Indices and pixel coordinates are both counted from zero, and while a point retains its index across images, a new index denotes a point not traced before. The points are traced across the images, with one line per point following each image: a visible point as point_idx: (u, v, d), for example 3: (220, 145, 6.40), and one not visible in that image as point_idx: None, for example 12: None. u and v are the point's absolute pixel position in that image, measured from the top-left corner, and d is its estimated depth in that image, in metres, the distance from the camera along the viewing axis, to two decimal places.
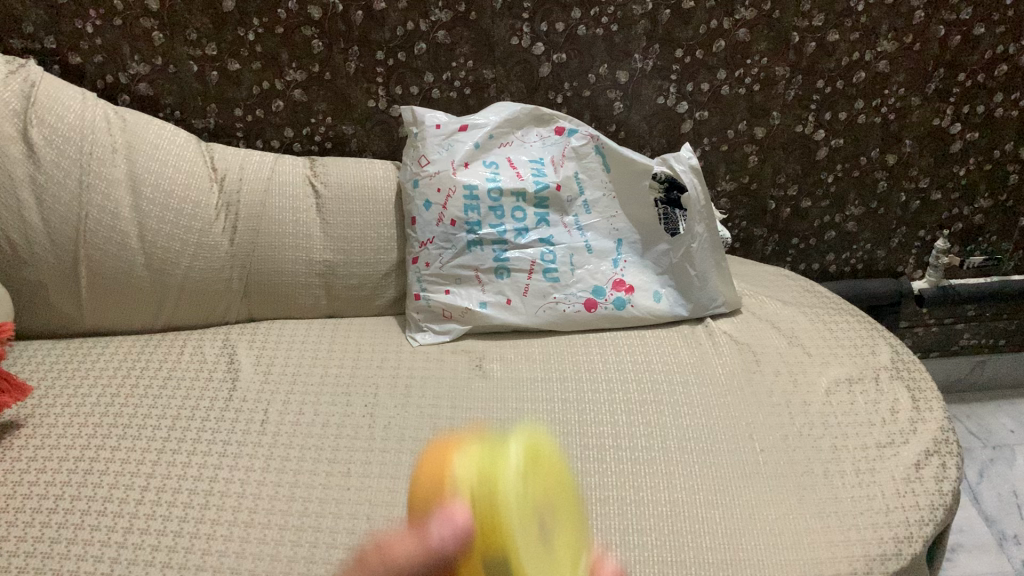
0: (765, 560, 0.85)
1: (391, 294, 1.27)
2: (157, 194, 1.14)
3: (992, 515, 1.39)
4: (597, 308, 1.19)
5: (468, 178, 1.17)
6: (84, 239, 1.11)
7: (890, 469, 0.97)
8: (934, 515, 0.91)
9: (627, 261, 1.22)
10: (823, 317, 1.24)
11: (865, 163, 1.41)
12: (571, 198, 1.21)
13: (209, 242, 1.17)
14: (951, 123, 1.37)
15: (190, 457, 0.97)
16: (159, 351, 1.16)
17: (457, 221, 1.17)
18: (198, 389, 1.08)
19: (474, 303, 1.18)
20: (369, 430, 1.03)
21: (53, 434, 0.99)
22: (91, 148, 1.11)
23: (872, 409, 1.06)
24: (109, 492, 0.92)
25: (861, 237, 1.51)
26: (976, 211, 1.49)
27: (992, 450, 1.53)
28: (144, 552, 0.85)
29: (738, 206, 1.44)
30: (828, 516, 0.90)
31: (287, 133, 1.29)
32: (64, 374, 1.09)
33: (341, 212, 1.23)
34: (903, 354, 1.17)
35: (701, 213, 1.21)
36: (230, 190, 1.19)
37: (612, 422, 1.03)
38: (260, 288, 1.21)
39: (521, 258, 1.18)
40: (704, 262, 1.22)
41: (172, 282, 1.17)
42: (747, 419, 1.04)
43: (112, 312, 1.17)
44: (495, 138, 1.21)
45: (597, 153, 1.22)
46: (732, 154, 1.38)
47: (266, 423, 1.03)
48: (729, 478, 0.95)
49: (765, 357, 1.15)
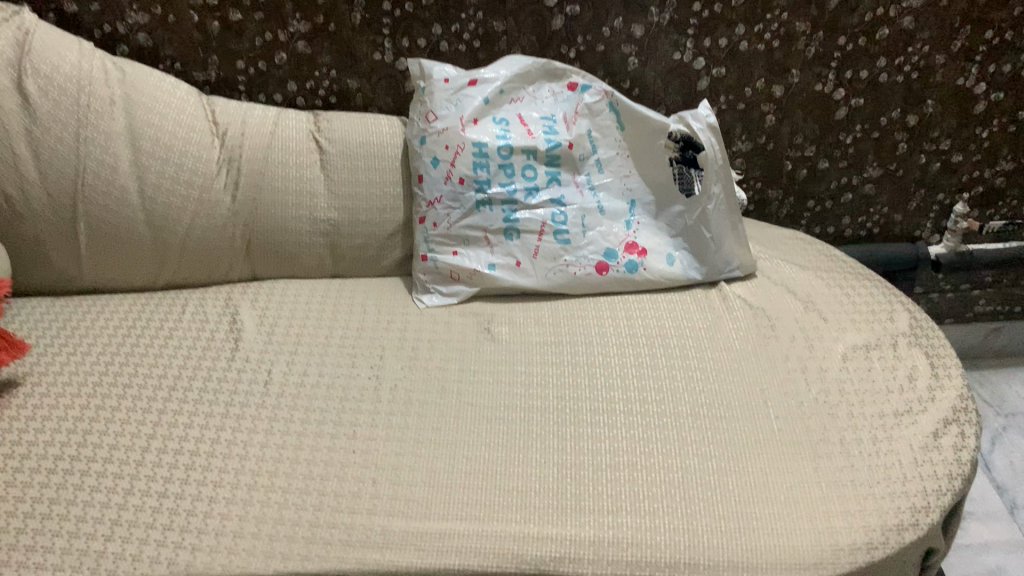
0: (777, 529, 0.84)
1: (398, 256, 1.23)
2: (157, 148, 1.11)
3: (1004, 484, 1.38)
4: (608, 272, 1.16)
5: (477, 135, 1.14)
6: (82, 193, 1.08)
7: (908, 438, 0.94)
8: (952, 485, 0.89)
9: (639, 222, 1.19)
10: (840, 282, 1.21)
11: (886, 124, 1.37)
12: (583, 156, 1.18)
13: (211, 199, 1.14)
14: (976, 83, 1.33)
15: (192, 418, 0.95)
16: (160, 309, 1.14)
17: (466, 179, 1.14)
18: (200, 349, 1.06)
19: (483, 265, 1.15)
20: (375, 392, 1.01)
21: (53, 392, 0.97)
22: (88, 100, 1.08)
23: (890, 376, 1.03)
24: (110, 452, 0.90)
25: (878, 200, 1.47)
26: (997, 175, 1.45)
27: (1005, 418, 1.51)
28: (145, 514, 0.84)
29: (754, 167, 1.41)
30: (843, 485, 0.89)
31: (291, 87, 1.25)
32: (64, 331, 1.07)
33: (346, 169, 1.20)
34: (922, 321, 1.14)
35: (718, 173, 1.17)
36: (232, 145, 1.15)
37: (623, 387, 1.01)
38: (262, 246, 1.18)
39: (531, 218, 1.15)
40: (720, 225, 1.18)
41: (173, 240, 1.14)
42: (762, 385, 1.01)
43: (112, 269, 1.14)
44: (505, 93, 1.17)
45: (611, 110, 1.18)
46: (749, 113, 1.34)
47: (270, 384, 1.01)
48: (743, 446, 0.93)
49: (780, 322, 1.12)
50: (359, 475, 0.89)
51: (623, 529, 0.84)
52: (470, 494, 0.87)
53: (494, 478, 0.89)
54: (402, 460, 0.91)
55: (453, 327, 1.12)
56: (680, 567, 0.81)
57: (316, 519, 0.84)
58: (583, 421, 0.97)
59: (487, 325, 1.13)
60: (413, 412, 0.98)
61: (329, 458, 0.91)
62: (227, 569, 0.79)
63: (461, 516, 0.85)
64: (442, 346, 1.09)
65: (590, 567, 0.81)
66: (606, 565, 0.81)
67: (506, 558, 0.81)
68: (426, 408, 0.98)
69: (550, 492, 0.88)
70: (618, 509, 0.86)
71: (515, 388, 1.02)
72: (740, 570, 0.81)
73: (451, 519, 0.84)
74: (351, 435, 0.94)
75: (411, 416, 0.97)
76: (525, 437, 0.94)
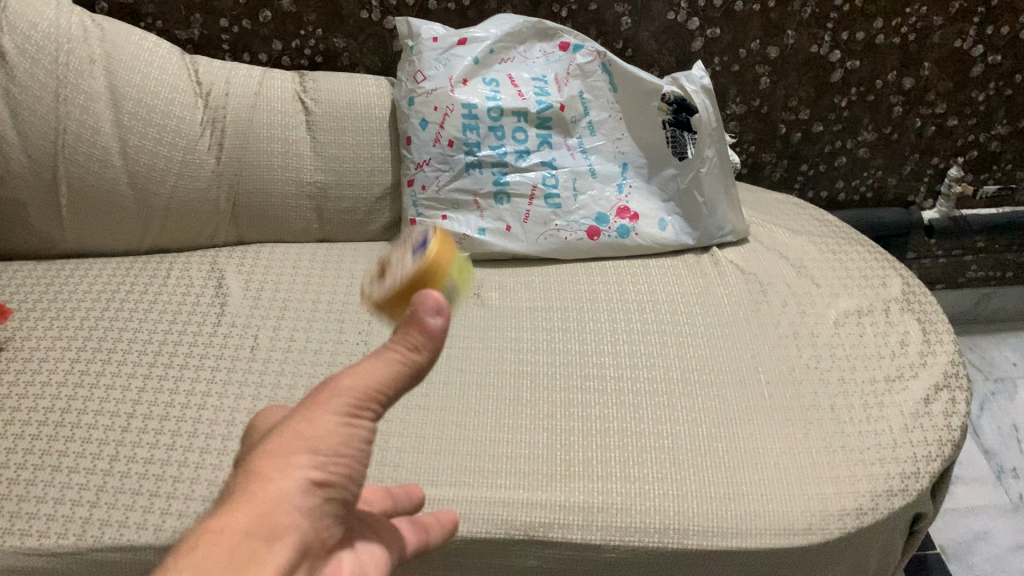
0: (767, 494, 0.84)
1: (386, 219, 1.22)
2: (139, 108, 1.08)
3: (992, 448, 1.39)
4: (599, 237, 1.15)
5: (466, 96, 1.11)
6: (63, 155, 1.06)
7: (899, 404, 0.94)
8: (942, 451, 0.89)
9: (631, 187, 1.17)
10: (832, 247, 1.20)
11: (881, 87, 1.35)
12: (575, 118, 1.16)
13: (195, 160, 1.12)
14: (973, 45, 1.30)
15: (178, 384, 0.94)
16: (145, 272, 1.12)
17: (455, 142, 1.12)
18: (186, 314, 1.05)
19: (472, 230, 1.14)
20: (363, 357, 1.00)
21: (36, 357, 0.96)
22: (67, 58, 1.05)
23: (881, 342, 1.03)
24: (95, 418, 0.89)
25: (872, 164, 1.46)
26: (992, 139, 1.43)
27: (994, 382, 1.52)
28: (131, 480, 0.83)
29: (747, 129, 1.39)
30: (833, 451, 0.88)
31: (276, 45, 1.23)
32: (47, 295, 1.06)
33: (332, 131, 1.17)
34: (914, 286, 1.13)
35: (711, 135, 1.14)
36: (216, 105, 1.13)
37: (614, 353, 1.00)
38: (248, 209, 1.16)
39: (522, 182, 1.13)
40: (713, 189, 1.16)
41: (157, 203, 1.12)
42: (752, 351, 1.01)
43: (95, 232, 1.12)
44: (496, 53, 1.14)
45: (603, 71, 1.16)
46: (744, 75, 1.31)
47: (256, 350, 1.00)
48: (733, 411, 0.93)
49: (773, 288, 1.11)
50: None
51: (612, 495, 0.83)
52: (460, 460, 0.87)
53: (483, 444, 0.89)
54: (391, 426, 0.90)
55: None
56: (669, 533, 0.81)
57: None
58: (573, 386, 0.96)
59: (477, 291, 1.12)
60: None
61: None
62: None
63: (450, 482, 0.84)
64: None
65: (580, 533, 0.81)
66: (595, 530, 0.81)
67: (496, 524, 0.81)
68: None
69: (539, 458, 0.87)
70: (608, 475, 0.85)
71: (505, 354, 1.01)
72: (729, 536, 0.81)
73: (440, 485, 0.84)
74: None
75: None
76: (514, 403, 0.94)
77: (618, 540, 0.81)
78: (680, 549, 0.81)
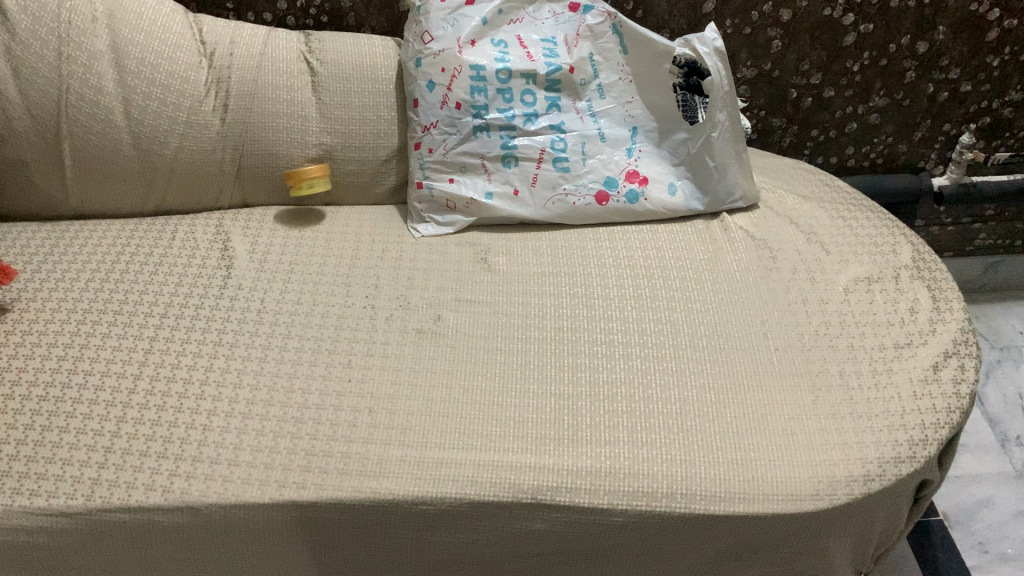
0: (773, 460, 0.84)
1: (392, 182, 1.20)
2: (142, 67, 1.07)
3: (996, 416, 1.39)
4: (608, 202, 1.14)
5: (475, 58, 1.10)
6: (65, 114, 1.05)
7: (907, 370, 0.94)
8: (951, 418, 0.89)
9: (641, 150, 1.16)
10: (843, 213, 1.19)
11: (894, 51, 1.33)
12: (584, 81, 1.15)
13: (199, 122, 1.10)
14: (989, 9, 1.28)
15: (184, 346, 0.94)
16: (150, 234, 1.11)
17: (463, 104, 1.11)
18: (191, 276, 1.04)
19: (480, 193, 1.13)
20: (370, 321, 0.99)
21: (41, 319, 0.96)
22: (69, 16, 1.03)
23: (891, 309, 1.02)
24: (101, 381, 0.89)
25: (883, 130, 1.44)
26: (1005, 105, 1.42)
27: (1000, 351, 1.51)
28: (139, 442, 0.83)
29: (758, 94, 1.37)
30: (841, 418, 0.88)
31: (280, 4, 1.21)
32: (52, 256, 1.05)
33: (339, 92, 1.16)
34: (924, 254, 1.13)
35: (723, 99, 1.12)
36: (220, 65, 1.11)
37: (621, 318, 1.00)
38: (252, 171, 1.15)
39: (530, 145, 1.12)
40: (724, 153, 1.15)
41: (161, 164, 1.11)
42: (761, 317, 1.00)
43: (99, 194, 1.11)
44: (505, 13, 1.13)
45: (614, 33, 1.14)
46: (755, 38, 1.30)
47: (263, 312, 0.99)
48: (742, 377, 0.92)
49: (782, 254, 1.10)
50: (355, 405, 0.88)
51: (619, 460, 0.83)
52: (467, 425, 0.87)
53: (491, 408, 0.88)
54: (398, 390, 0.90)
55: (449, 256, 1.10)
56: (677, 498, 0.81)
57: (311, 448, 0.83)
58: (580, 351, 0.96)
59: (484, 255, 1.11)
60: (409, 341, 0.97)
61: (324, 388, 0.90)
62: (222, 497, 0.79)
63: (457, 445, 0.84)
64: (438, 275, 1.07)
65: (587, 497, 0.81)
66: (603, 495, 0.81)
67: (503, 488, 0.81)
68: (422, 337, 0.97)
69: (546, 423, 0.87)
70: (616, 440, 0.85)
71: (513, 318, 1.00)
72: (735, 501, 0.81)
73: (447, 448, 0.84)
74: (346, 364, 0.93)
75: (407, 345, 0.96)
76: (522, 367, 0.94)
77: (625, 504, 0.81)
78: (687, 514, 0.81)
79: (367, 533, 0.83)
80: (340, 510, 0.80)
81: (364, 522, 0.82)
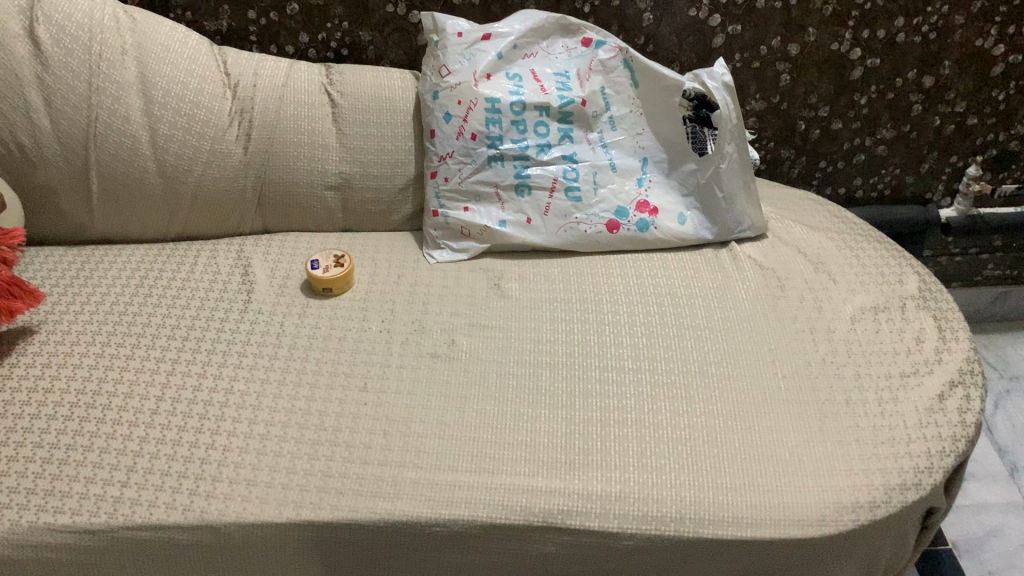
0: (780, 486, 0.85)
1: (408, 210, 1.23)
2: (169, 98, 1.10)
3: (1005, 446, 1.40)
4: (619, 230, 1.16)
5: (490, 90, 1.13)
6: (94, 143, 1.08)
7: (913, 399, 0.95)
8: (956, 447, 0.90)
9: (651, 181, 1.19)
10: (850, 243, 1.21)
11: (901, 85, 1.35)
12: (596, 113, 1.17)
13: (223, 150, 1.14)
14: (994, 44, 1.31)
15: (205, 368, 0.97)
16: (173, 260, 1.14)
17: (478, 135, 1.14)
18: (212, 300, 1.07)
19: (493, 221, 1.15)
20: (386, 345, 1.02)
21: (67, 340, 0.99)
22: (100, 48, 1.07)
23: (897, 338, 1.04)
24: (125, 402, 0.92)
25: (891, 161, 1.46)
26: (1012, 137, 1.44)
27: (1009, 381, 1.52)
28: (161, 461, 0.85)
29: (767, 125, 1.40)
30: (848, 445, 0.90)
31: (302, 38, 1.25)
32: (78, 281, 1.08)
33: (358, 122, 1.19)
34: (931, 284, 1.14)
35: (732, 131, 1.16)
36: (244, 96, 1.15)
37: (631, 345, 1.02)
38: (273, 198, 1.18)
39: (543, 175, 1.15)
40: (732, 184, 1.18)
41: (185, 191, 1.14)
42: (769, 344, 1.02)
43: (124, 219, 1.15)
44: (519, 48, 1.16)
45: (625, 67, 1.17)
46: (764, 71, 1.33)
47: (282, 336, 1.02)
48: (750, 404, 0.94)
49: (790, 283, 1.12)
50: (370, 427, 0.91)
51: (629, 484, 0.85)
52: (480, 448, 0.89)
53: (503, 432, 0.91)
54: (412, 413, 0.92)
55: (463, 282, 1.13)
56: (685, 522, 0.83)
57: (328, 469, 0.86)
58: (591, 378, 0.97)
59: (497, 281, 1.13)
60: (424, 365, 0.99)
61: (340, 410, 0.92)
62: (241, 516, 0.81)
63: (470, 468, 0.86)
64: (452, 301, 1.09)
65: (597, 520, 0.83)
66: (612, 518, 0.83)
67: (515, 510, 0.83)
68: (436, 362, 0.99)
69: (557, 447, 0.89)
70: (625, 464, 0.87)
71: (525, 344, 1.02)
72: (743, 526, 0.82)
73: (460, 471, 0.86)
74: (362, 388, 0.95)
75: (422, 369, 0.98)
76: (534, 392, 0.96)
77: (634, 528, 0.82)
78: (695, 538, 0.82)
79: (382, 553, 0.85)
80: (355, 530, 0.82)
81: (378, 543, 0.83)
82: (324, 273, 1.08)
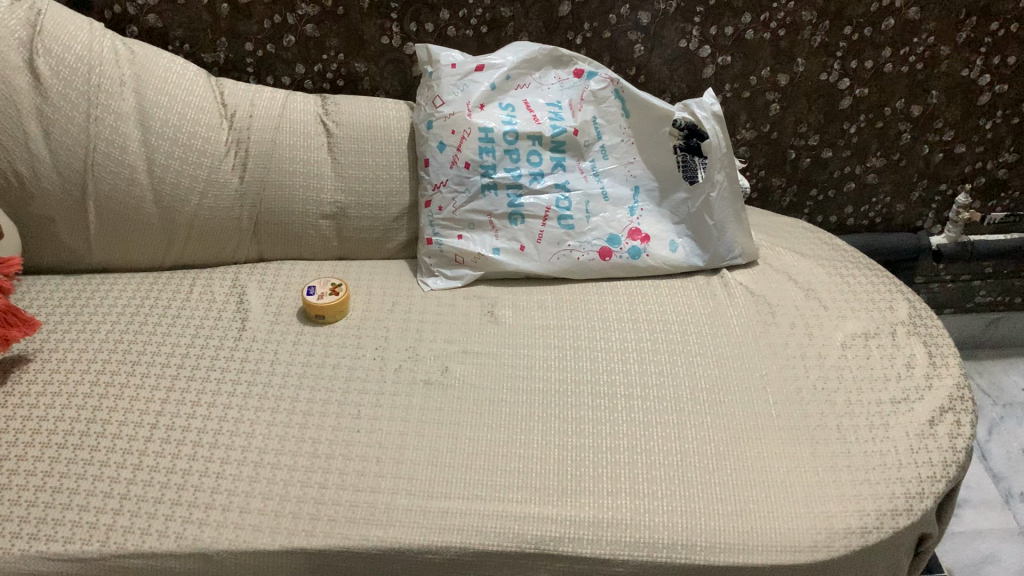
0: (772, 512, 0.85)
1: (403, 238, 1.24)
2: (166, 128, 1.12)
3: (1000, 473, 1.40)
4: (611, 257, 1.17)
5: (483, 120, 1.15)
6: (92, 172, 1.10)
7: (904, 425, 0.95)
8: (947, 472, 0.90)
9: (643, 209, 1.20)
10: (840, 270, 1.22)
11: (890, 114, 1.37)
12: (588, 143, 1.19)
13: (219, 179, 1.15)
14: (980, 74, 1.33)
15: (199, 397, 0.97)
16: (169, 288, 1.15)
17: (472, 164, 1.15)
18: (207, 328, 1.08)
19: (487, 249, 1.16)
20: (379, 372, 1.02)
21: (62, 368, 0.99)
22: (99, 80, 1.09)
23: (887, 364, 1.04)
24: (119, 429, 0.92)
25: (881, 189, 1.48)
26: (1000, 165, 1.45)
27: (1003, 407, 1.53)
28: (154, 489, 0.86)
29: (757, 154, 1.42)
30: (839, 470, 0.90)
31: (299, 69, 1.27)
32: (74, 310, 1.09)
33: (353, 152, 1.21)
34: (920, 311, 1.15)
35: (720, 160, 1.17)
36: (241, 126, 1.16)
37: (624, 372, 1.03)
38: (269, 227, 1.19)
39: (536, 204, 1.17)
40: (723, 212, 1.18)
41: (181, 220, 1.15)
42: (760, 371, 1.03)
43: (122, 248, 1.16)
44: (512, 79, 1.18)
45: (616, 97, 1.19)
46: (754, 101, 1.34)
47: (276, 364, 1.03)
48: (741, 430, 0.95)
49: (781, 309, 1.13)
50: (363, 454, 0.91)
51: (622, 511, 0.85)
52: (472, 475, 0.89)
53: (496, 458, 0.91)
54: (405, 440, 0.93)
55: (457, 309, 1.14)
56: (677, 548, 0.83)
57: (321, 497, 0.86)
58: (584, 405, 0.98)
59: (491, 309, 1.14)
60: (417, 393, 0.99)
61: (333, 437, 0.93)
62: (234, 544, 0.81)
63: (462, 495, 0.86)
64: (446, 328, 1.10)
65: (589, 547, 0.83)
66: (604, 544, 0.83)
67: (507, 537, 0.83)
68: (429, 390, 1.00)
69: (550, 474, 0.89)
70: (617, 490, 0.87)
71: (518, 371, 1.03)
72: (735, 552, 0.82)
73: (453, 498, 0.86)
74: (354, 416, 0.96)
75: (415, 397, 0.99)
76: (526, 419, 0.96)
77: (626, 554, 0.82)
78: (687, 565, 0.82)
79: None
80: (347, 557, 0.82)
81: (370, 569, 0.83)
82: (318, 300, 1.09)
